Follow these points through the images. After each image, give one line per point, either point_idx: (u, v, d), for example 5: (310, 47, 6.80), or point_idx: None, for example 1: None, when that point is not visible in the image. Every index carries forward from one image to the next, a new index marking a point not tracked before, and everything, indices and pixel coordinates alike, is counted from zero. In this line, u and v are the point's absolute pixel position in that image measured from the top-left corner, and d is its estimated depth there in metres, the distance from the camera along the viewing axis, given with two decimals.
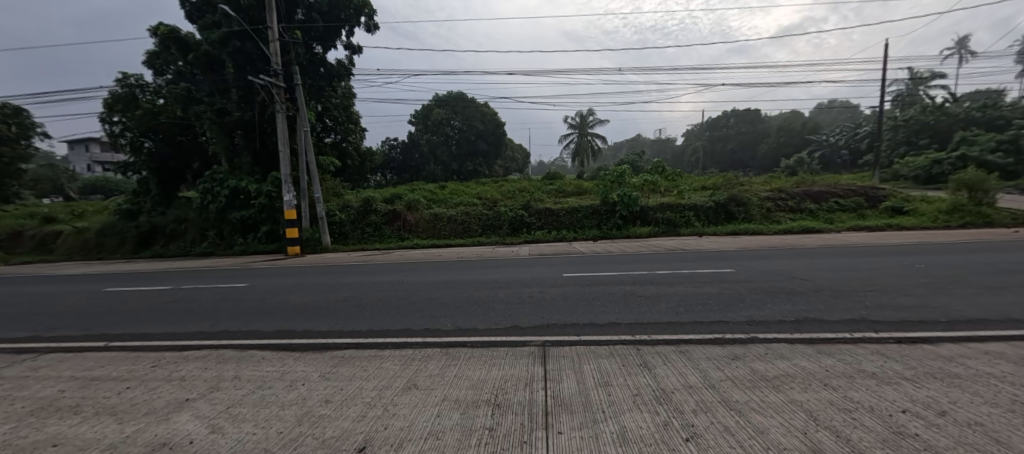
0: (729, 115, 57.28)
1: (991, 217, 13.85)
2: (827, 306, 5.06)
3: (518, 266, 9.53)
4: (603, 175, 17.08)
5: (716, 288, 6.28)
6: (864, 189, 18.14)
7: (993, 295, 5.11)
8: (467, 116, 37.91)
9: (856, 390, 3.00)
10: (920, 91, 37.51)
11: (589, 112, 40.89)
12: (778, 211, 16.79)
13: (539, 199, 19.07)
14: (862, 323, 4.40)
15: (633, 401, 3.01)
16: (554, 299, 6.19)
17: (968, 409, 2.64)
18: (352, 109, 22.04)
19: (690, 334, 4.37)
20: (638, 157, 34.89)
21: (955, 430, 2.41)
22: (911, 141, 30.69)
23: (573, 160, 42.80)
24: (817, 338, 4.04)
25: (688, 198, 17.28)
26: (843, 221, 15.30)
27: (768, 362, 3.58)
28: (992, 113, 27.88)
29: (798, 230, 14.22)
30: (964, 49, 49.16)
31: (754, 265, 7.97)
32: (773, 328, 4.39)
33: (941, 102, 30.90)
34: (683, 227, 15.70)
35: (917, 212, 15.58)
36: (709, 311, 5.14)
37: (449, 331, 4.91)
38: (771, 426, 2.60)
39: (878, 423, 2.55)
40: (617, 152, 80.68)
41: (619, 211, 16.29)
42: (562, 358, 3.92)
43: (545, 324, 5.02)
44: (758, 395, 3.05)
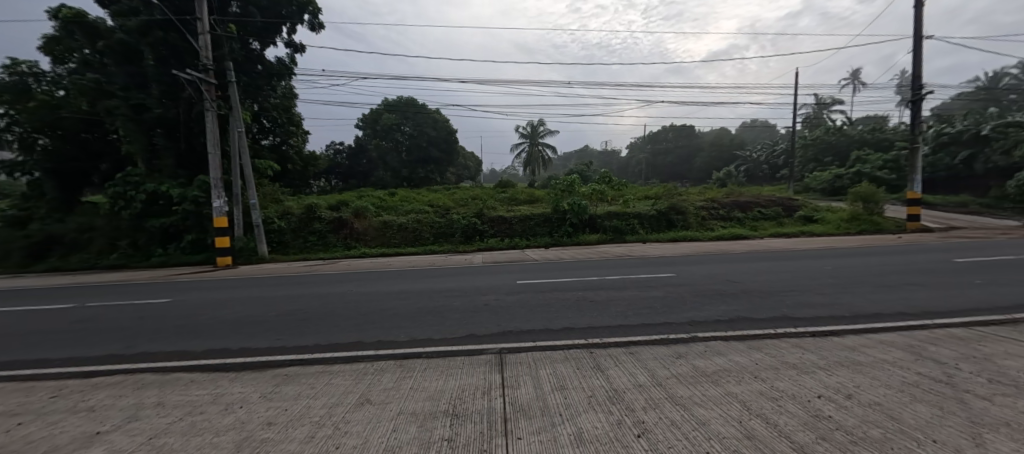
0: (668, 130, 61.69)
1: (880, 225, 16.19)
2: (755, 305, 5.59)
3: (472, 274, 9.46)
4: (554, 184, 17.65)
5: (660, 291, 6.71)
6: (782, 199, 20.31)
7: (882, 292, 5.98)
8: (418, 122, 37.16)
9: (781, 380, 3.35)
10: (823, 115, 43.01)
11: (541, 122, 41.93)
12: (712, 219, 18.29)
13: (491, 206, 19.06)
14: (784, 320, 4.91)
15: (588, 402, 3.12)
16: (509, 306, 6.23)
17: (869, 391, 3.07)
18: (293, 111, 20.73)
19: (637, 336, 4.61)
20: (586, 167, 36.20)
21: (860, 410, 2.81)
22: (818, 158, 35.06)
23: (524, 168, 43.49)
24: (747, 335, 4.44)
25: (633, 207, 18.17)
26: (765, 228, 17.04)
27: (708, 359, 3.87)
28: (880, 135, 32.59)
29: (728, 236, 15.61)
30: (854, 80, 57.27)
31: (693, 269, 8.63)
32: (711, 327, 4.76)
33: (840, 125, 35.65)
34: (629, 234, 16.50)
35: (824, 220, 17.70)
36: (656, 313, 5.46)
37: (403, 342, 4.74)
38: (712, 417, 2.85)
39: (799, 409, 2.90)
40: (566, 162, 83.13)
41: (569, 220, 16.77)
42: (518, 365, 3.94)
43: (503, 331, 5.03)
44: (699, 389, 3.29)
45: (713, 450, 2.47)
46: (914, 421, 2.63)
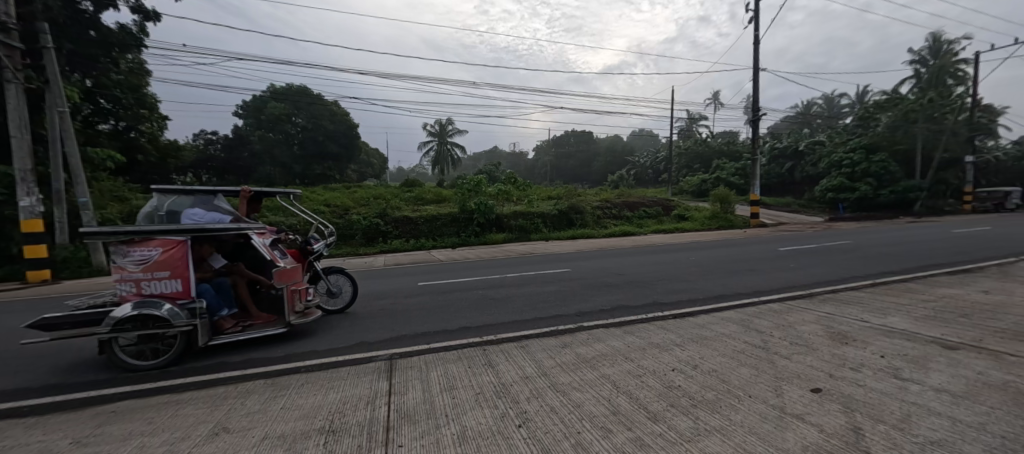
0: (571, 135, 66.15)
1: (732, 221, 19.54)
2: (633, 294, 6.28)
3: (370, 278, 8.90)
4: (460, 185, 17.62)
5: (555, 286, 7.12)
6: (661, 200, 23.22)
7: (727, 277, 7.22)
8: (312, 114, 33.82)
9: (646, 358, 3.80)
10: (694, 128, 50.43)
11: (451, 121, 41.48)
12: (606, 218, 20.09)
13: (396, 206, 18.23)
14: (655, 305, 5.61)
15: (476, 400, 3.15)
16: (407, 309, 6.01)
17: (710, 361, 3.67)
18: (144, 90, 17.20)
19: (529, 330, 4.82)
20: (496, 167, 36.86)
21: (701, 378, 3.34)
22: (690, 165, 40.97)
23: (434, 167, 42.64)
24: (624, 321, 4.96)
25: (536, 207, 19.02)
26: (648, 226, 19.31)
27: (588, 346, 4.22)
28: (734, 147, 39.39)
29: (619, 234, 17.30)
30: (715, 101, 68.48)
31: (586, 264, 9.37)
32: (595, 316, 5.21)
33: (706, 137, 42.20)
34: (533, 233, 17.26)
35: (693, 218, 20.72)
36: (549, 307, 5.78)
37: (281, 358, 4.24)
38: (586, 399, 3.11)
39: (657, 382, 3.34)
40: (476, 162, 83.32)
41: (476, 219, 16.87)
42: (409, 369, 3.81)
43: (396, 336, 4.83)
44: (578, 374, 3.57)
45: (585, 429, 2.70)
46: (738, 385, 3.20)
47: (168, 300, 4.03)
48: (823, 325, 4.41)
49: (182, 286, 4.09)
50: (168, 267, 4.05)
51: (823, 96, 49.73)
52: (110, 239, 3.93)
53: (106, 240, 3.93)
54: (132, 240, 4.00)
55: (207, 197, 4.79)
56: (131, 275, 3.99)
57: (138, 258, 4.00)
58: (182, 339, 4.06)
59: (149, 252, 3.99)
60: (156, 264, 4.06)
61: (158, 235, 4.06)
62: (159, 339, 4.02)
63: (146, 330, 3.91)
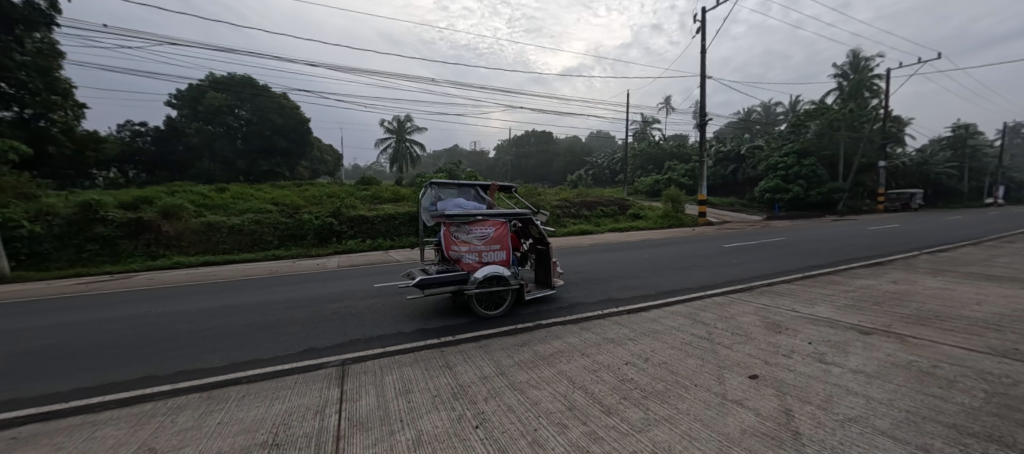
0: (531, 135, 66.88)
1: (682, 220, 20.68)
2: (590, 291, 6.45)
3: (324, 280, 8.48)
4: (419, 183, 17.28)
5: None
6: (617, 199, 24.06)
7: (677, 273, 7.62)
8: (257, 106, 31.73)
9: (602, 354, 3.91)
10: (648, 131, 52.75)
11: (409, 118, 40.46)
12: (565, 217, 20.52)
13: (351, 205, 17.52)
14: (610, 301, 5.80)
15: (433, 402, 3.08)
16: (361, 312, 5.77)
17: (660, 353, 3.84)
18: (57, 74, 15.25)
19: (488, 329, 4.80)
20: (456, 166, 36.46)
21: (652, 370, 3.49)
22: (644, 166, 42.85)
23: (393, 165, 41.43)
24: (581, 318, 5.07)
25: None
26: (605, 224, 19.97)
27: (546, 343, 4.27)
28: (684, 150, 41.70)
29: (577, 232, 17.76)
30: (666, 105, 72.09)
31: None
32: (553, 314, 5.29)
33: (659, 140, 44.31)
34: None
35: (646, 217, 21.68)
36: (509, 305, 5.80)
37: (220, 368, 3.92)
38: (543, 397, 3.14)
39: (612, 376, 3.44)
40: (436, 161, 81.90)
41: None
42: (363, 375, 3.66)
43: (350, 340, 4.62)
44: (536, 372, 3.61)
45: (541, 426, 2.72)
46: (686, 376, 3.37)
47: (500, 266, 5.27)
48: (761, 315, 4.77)
49: (507, 256, 5.36)
50: (500, 241, 5.31)
51: (761, 105, 53.93)
52: (458, 220, 5.10)
53: (453, 221, 5.09)
54: (464, 219, 5.16)
55: (473, 189, 6.14)
56: (472, 247, 5.20)
57: (473, 233, 5.20)
58: (510, 295, 5.34)
59: (486, 229, 5.22)
60: (483, 238, 5.27)
61: (486, 216, 5.27)
62: (497, 294, 5.35)
63: (494, 287, 5.19)
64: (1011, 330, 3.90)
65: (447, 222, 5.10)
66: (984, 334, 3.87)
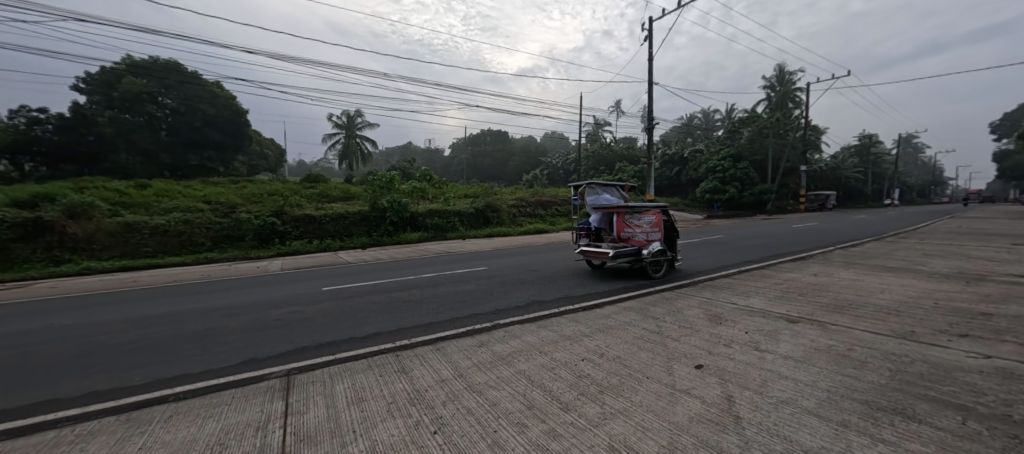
0: (487, 134, 66.68)
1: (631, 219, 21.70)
2: (547, 289, 6.55)
3: (265, 285, 7.85)
4: (371, 181, 16.50)
5: (473, 284, 7.09)
6: (572, 199, 24.67)
7: (628, 270, 7.96)
8: (184, 94, 28.78)
9: (559, 351, 3.98)
10: (600, 133, 54.67)
11: (359, 112, 38.65)
12: (521, 216, 20.70)
13: (295, 203, 16.37)
14: (566, 299, 5.92)
15: (388, 410, 2.95)
16: (308, 318, 5.41)
17: (614, 348, 3.98)
18: None
19: (445, 331, 4.70)
20: (410, 164, 35.41)
21: (607, 365, 3.62)
22: (596, 167, 44.36)
23: (341, 162, 39.36)
24: (539, 316, 5.13)
25: (453, 205, 18.76)
26: (560, 223, 20.44)
27: (505, 343, 4.26)
28: (633, 152, 43.74)
29: (533, 231, 18.01)
30: (616, 109, 75.12)
31: (503, 262, 9.52)
32: (512, 313, 5.30)
33: (610, 142, 46.11)
34: (449, 232, 17.01)
35: None
36: (466, 306, 5.73)
37: (141, 386, 3.48)
38: (502, 397, 3.13)
39: (569, 373, 3.51)
40: (388, 158, 79.07)
41: (388, 218, 16.00)
42: (311, 385, 3.42)
43: (296, 348, 4.31)
44: (495, 372, 3.59)
45: (501, 427, 2.70)
46: (639, 369, 3.52)
47: (661, 245, 7.04)
48: (704, 308, 5.11)
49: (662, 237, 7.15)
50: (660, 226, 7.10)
51: (701, 111, 57.97)
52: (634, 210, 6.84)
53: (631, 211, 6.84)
54: (635, 208, 6.89)
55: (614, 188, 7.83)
56: (642, 229, 6.94)
57: (642, 219, 6.92)
58: (663, 266, 7.13)
59: (652, 216, 6.94)
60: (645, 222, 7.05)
61: (651, 207, 7.00)
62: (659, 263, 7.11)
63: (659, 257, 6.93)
64: (906, 315, 4.52)
65: (623, 211, 6.85)
66: (885, 318, 4.45)
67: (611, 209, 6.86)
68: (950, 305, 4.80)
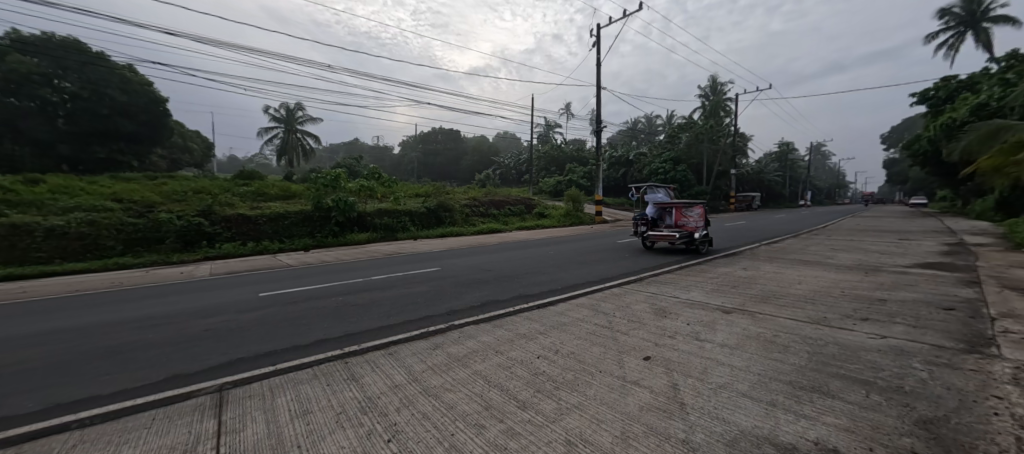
0: (438, 132, 65.40)
1: (581, 218, 22.48)
2: (502, 289, 6.57)
3: (190, 292, 7.06)
4: (315, 178, 15.47)
5: (426, 286, 6.93)
6: (525, 199, 24.99)
7: (579, 268, 8.22)
8: (89, 77, 24.75)
9: (515, 349, 4.01)
10: (551, 135, 55.90)
11: (299, 105, 36.09)
12: (474, 215, 20.56)
13: (225, 202, 14.89)
14: (521, 297, 5.99)
15: (337, 421, 2.78)
16: (243, 327, 4.94)
17: (568, 344, 4.09)
18: None
19: (398, 335, 4.54)
20: (357, 161, 33.73)
21: (562, 361, 3.70)
22: (546, 168, 45.32)
23: (278, 158, 36.50)
24: (494, 316, 5.13)
25: (403, 204, 18.17)
26: (512, 223, 20.61)
27: (460, 344, 4.21)
28: (582, 153, 45.26)
29: (486, 231, 18.00)
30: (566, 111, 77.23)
31: (456, 262, 9.41)
32: (467, 314, 5.25)
33: (560, 143, 47.35)
34: (400, 232, 16.46)
35: (551, 215, 22.99)
36: (420, 308, 5.58)
37: (33, 414, 2.96)
38: (459, 399, 3.08)
39: (526, 371, 3.55)
40: (331, 154, 74.69)
41: (334, 217, 15.12)
42: (247, 399, 3.13)
43: (230, 361, 3.92)
44: (451, 374, 3.52)
45: (458, 430, 2.66)
46: (593, 363, 3.64)
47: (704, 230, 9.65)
48: (650, 302, 5.43)
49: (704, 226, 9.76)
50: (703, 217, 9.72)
51: (644, 117, 61.44)
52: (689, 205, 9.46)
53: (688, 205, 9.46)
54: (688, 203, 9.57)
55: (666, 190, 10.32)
56: (693, 219, 9.59)
57: (692, 211, 9.57)
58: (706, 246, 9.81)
59: (699, 209, 9.55)
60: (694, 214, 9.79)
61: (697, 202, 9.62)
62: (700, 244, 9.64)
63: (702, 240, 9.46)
64: (819, 302, 5.14)
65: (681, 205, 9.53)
66: (803, 306, 5.03)
67: (673, 203, 9.51)
68: (853, 293, 5.54)
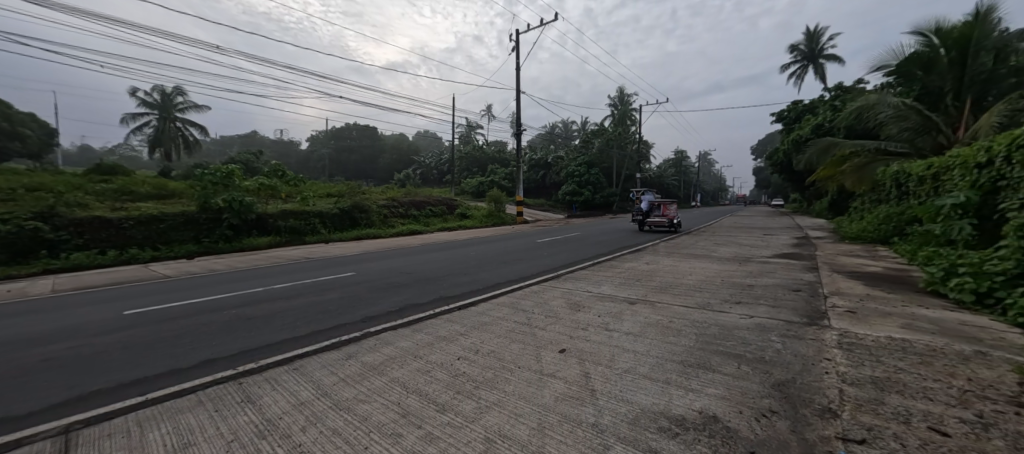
0: (352, 128, 61.16)
1: (503, 219, 22.94)
2: (423, 291, 6.40)
3: (19, 315, 5.57)
4: (201, 175, 13.36)
5: (339, 292, 6.44)
6: (447, 199, 24.64)
7: (501, 267, 8.39)
8: None
9: (435, 352, 3.94)
10: (473, 135, 55.95)
11: (178, 89, 30.85)
12: (393, 217, 19.63)
13: (74, 201, 12.09)
14: (443, 299, 5.90)
15: (228, 451, 2.43)
16: (100, 353, 4.07)
17: (488, 343, 4.13)
18: None
19: (306, 347, 4.15)
20: (254, 156, 29.93)
21: (482, 361, 3.72)
22: (469, 168, 45.28)
23: (149, 150, 30.72)
24: (414, 319, 4.97)
25: (312, 205, 16.64)
26: (434, 224, 20.21)
27: (376, 351, 4.00)
28: (504, 155, 46.12)
29: (407, 232, 17.36)
30: (487, 113, 77.94)
31: (374, 265, 8.93)
32: (385, 319, 5.00)
33: (482, 145, 47.64)
34: (309, 235, 15.06)
35: (473, 216, 23.01)
36: (331, 316, 5.17)
37: None
38: (374, 410, 2.92)
39: (446, 373, 3.50)
40: (222, 148, 65.12)
41: (226, 220, 13.26)
42: (105, 439, 2.58)
43: (80, 395, 3.19)
44: (365, 385, 3.32)
45: (373, 442, 2.52)
46: (513, 360, 3.73)
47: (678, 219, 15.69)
48: (566, 297, 5.75)
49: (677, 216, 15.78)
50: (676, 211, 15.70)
51: (561, 122, 64.77)
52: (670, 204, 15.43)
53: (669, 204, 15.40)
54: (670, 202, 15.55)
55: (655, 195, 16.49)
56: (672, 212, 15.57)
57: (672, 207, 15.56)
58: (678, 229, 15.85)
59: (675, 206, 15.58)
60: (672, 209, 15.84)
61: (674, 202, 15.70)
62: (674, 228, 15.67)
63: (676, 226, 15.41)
64: (705, 290, 5.95)
65: (666, 203, 15.48)
66: (693, 294, 5.77)
67: (662, 202, 15.47)
68: (730, 281, 6.52)
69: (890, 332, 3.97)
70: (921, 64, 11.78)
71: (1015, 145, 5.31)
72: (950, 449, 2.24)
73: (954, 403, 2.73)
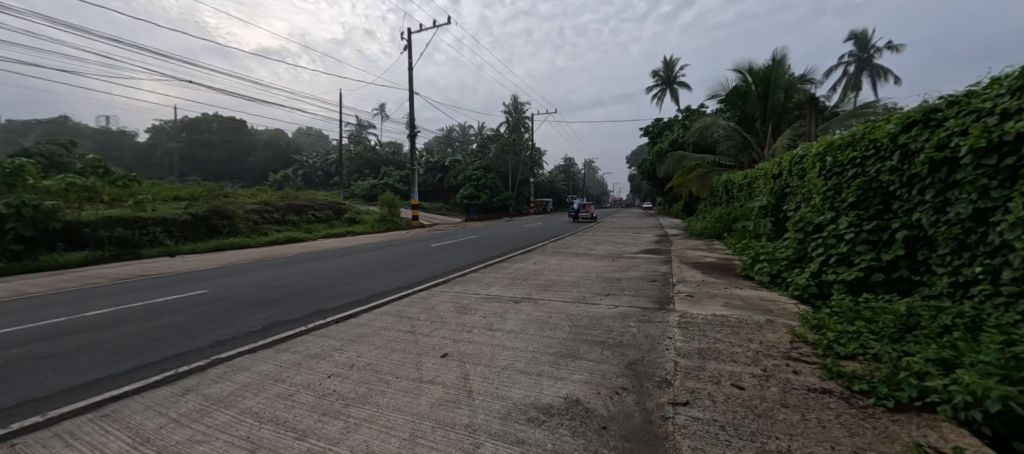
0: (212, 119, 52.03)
1: (397, 223, 22.03)
2: (294, 306, 5.75)
3: None
4: None
5: (181, 315, 5.37)
6: (333, 202, 22.62)
7: (388, 274, 8.01)
8: None
9: (301, 373, 3.56)
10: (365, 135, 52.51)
11: None
12: (265, 223, 17.23)
13: None
14: (317, 313, 5.37)
15: None
16: None
17: (365, 357, 3.89)
18: None
19: (124, 387, 3.36)
20: (59, 148, 23.20)
21: (356, 376, 3.48)
22: (360, 170, 42.32)
23: None
24: (278, 339, 4.41)
25: (152, 210, 13.67)
26: (318, 230, 18.40)
27: (226, 380, 3.44)
28: (399, 156, 44.32)
29: (282, 240, 15.45)
30: (381, 111, 73.92)
31: (235, 280, 7.70)
32: (240, 342, 4.34)
33: (375, 145, 44.99)
34: (146, 248, 12.33)
35: (363, 221, 21.57)
36: (167, 345, 4.29)
37: None
38: (213, 450, 2.49)
39: (312, 395, 3.18)
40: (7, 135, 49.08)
41: (11, 231, 10.07)
42: None
43: None
44: (205, 421, 2.83)
45: None
46: (391, 371, 3.57)
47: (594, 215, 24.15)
48: (454, 301, 5.75)
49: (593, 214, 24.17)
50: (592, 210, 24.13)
51: (458, 125, 64.83)
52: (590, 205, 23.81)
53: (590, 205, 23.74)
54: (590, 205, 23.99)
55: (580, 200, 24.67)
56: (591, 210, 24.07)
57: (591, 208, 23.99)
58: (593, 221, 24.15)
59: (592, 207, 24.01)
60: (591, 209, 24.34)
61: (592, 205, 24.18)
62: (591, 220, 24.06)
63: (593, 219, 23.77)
64: (581, 285, 6.54)
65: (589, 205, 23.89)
66: (570, 290, 6.30)
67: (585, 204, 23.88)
68: (603, 275, 7.29)
69: (714, 310, 4.90)
70: (740, 95, 14.98)
71: (792, 163, 7.14)
72: (743, 399, 2.84)
73: (749, 362, 3.47)
